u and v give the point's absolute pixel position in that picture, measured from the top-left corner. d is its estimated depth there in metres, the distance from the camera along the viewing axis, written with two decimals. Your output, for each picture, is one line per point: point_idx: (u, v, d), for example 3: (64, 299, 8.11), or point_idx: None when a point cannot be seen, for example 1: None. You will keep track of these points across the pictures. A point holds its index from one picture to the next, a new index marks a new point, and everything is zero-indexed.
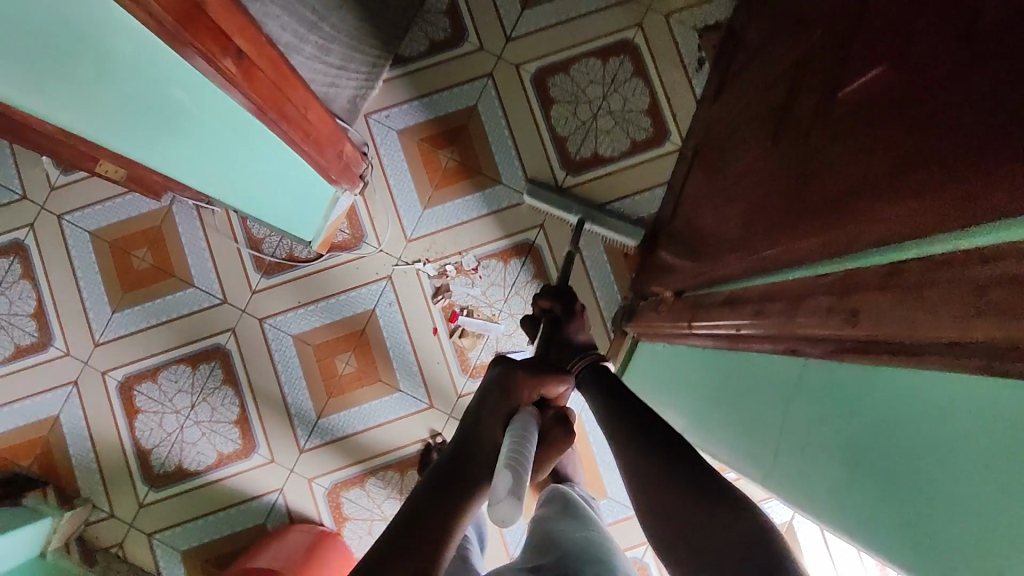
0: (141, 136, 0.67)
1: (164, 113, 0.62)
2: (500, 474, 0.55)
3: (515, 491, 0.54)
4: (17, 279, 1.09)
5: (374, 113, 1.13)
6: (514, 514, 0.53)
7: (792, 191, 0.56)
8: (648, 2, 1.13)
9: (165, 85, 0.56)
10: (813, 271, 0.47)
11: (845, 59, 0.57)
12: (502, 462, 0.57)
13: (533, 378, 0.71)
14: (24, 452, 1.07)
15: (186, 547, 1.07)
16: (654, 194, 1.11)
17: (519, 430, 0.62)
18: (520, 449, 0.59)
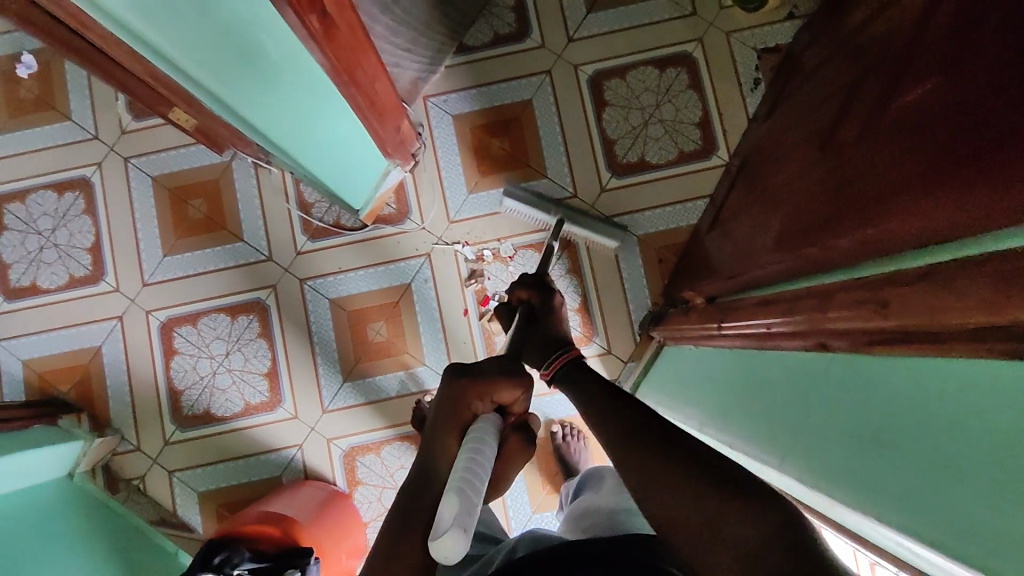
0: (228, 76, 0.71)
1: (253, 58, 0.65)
2: (448, 504, 0.50)
3: (461, 523, 0.48)
4: (79, 213, 1.15)
5: (432, 96, 1.16)
6: (459, 552, 0.47)
7: (832, 200, 0.58)
8: (711, 19, 1.16)
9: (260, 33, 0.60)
10: (858, 269, 0.49)
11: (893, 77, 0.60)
12: (451, 489, 0.51)
13: (474, 386, 0.63)
14: (65, 377, 1.12)
15: (204, 489, 1.11)
16: (696, 205, 1.14)
17: (476, 438, 0.58)
18: (473, 469, 0.53)
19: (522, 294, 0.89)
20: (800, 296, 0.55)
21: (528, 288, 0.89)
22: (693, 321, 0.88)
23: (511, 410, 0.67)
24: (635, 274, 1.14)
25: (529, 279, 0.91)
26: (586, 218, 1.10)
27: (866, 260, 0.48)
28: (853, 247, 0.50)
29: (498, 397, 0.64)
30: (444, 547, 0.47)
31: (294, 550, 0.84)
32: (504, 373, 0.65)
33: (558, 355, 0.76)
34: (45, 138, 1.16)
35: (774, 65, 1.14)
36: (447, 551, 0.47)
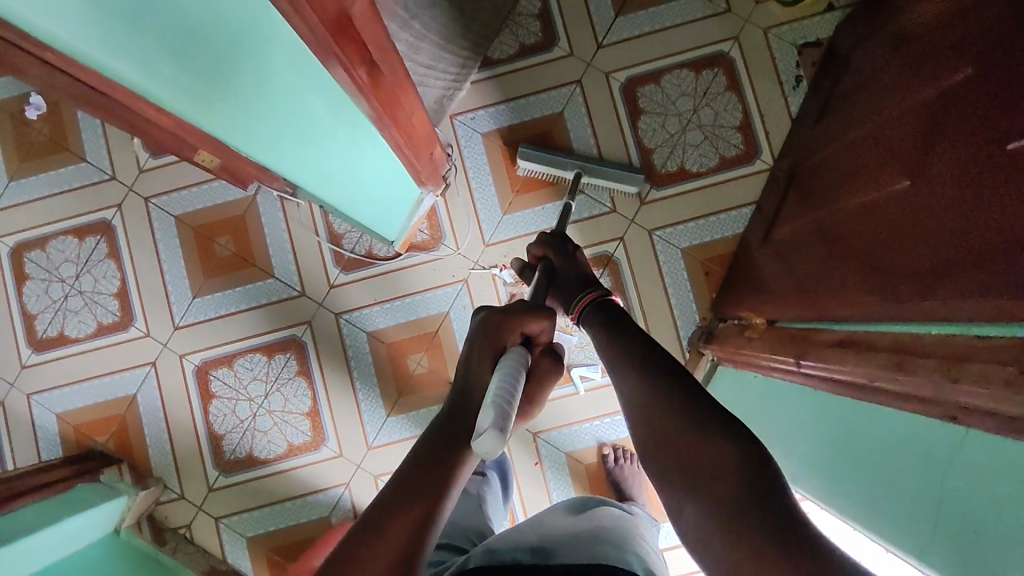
0: (265, 133, 0.67)
1: (294, 115, 0.61)
2: (486, 408, 0.49)
3: (501, 423, 0.47)
4: (102, 258, 1.11)
5: (459, 114, 1.11)
6: (499, 449, 0.47)
7: (939, 241, 0.54)
8: (747, 14, 1.10)
9: (307, 93, 0.56)
10: (997, 329, 0.46)
11: (984, 94, 0.55)
12: (488, 396, 0.50)
13: (515, 319, 0.61)
14: (101, 428, 1.09)
15: (253, 534, 1.09)
16: (742, 213, 1.09)
17: (510, 364, 0.55)
18: (509, 382, 0.52)
19: (536, 251, 0.87)
20: (915, 351, 0.52)
21: (541, 245, 0.87)
22: (756, 349, 0.83)
23: (538, 341, 0.64)
24: (681, 289, 1.09)
25: (545, 235, 0.88)
26: (606, 168, 1.05)
27: (1008, 322, 0.45)
28: (991, 306, 0.46)
29: (527, 327, 0.61)
30: (485, 443, 0.46)
31: None
32: (536, 306, 0.62)
33: (581, 296, 0.77)
34: (60, 182, 1.12)
35: (816, 60, 1.08)
36: (486, 448, 0.47)
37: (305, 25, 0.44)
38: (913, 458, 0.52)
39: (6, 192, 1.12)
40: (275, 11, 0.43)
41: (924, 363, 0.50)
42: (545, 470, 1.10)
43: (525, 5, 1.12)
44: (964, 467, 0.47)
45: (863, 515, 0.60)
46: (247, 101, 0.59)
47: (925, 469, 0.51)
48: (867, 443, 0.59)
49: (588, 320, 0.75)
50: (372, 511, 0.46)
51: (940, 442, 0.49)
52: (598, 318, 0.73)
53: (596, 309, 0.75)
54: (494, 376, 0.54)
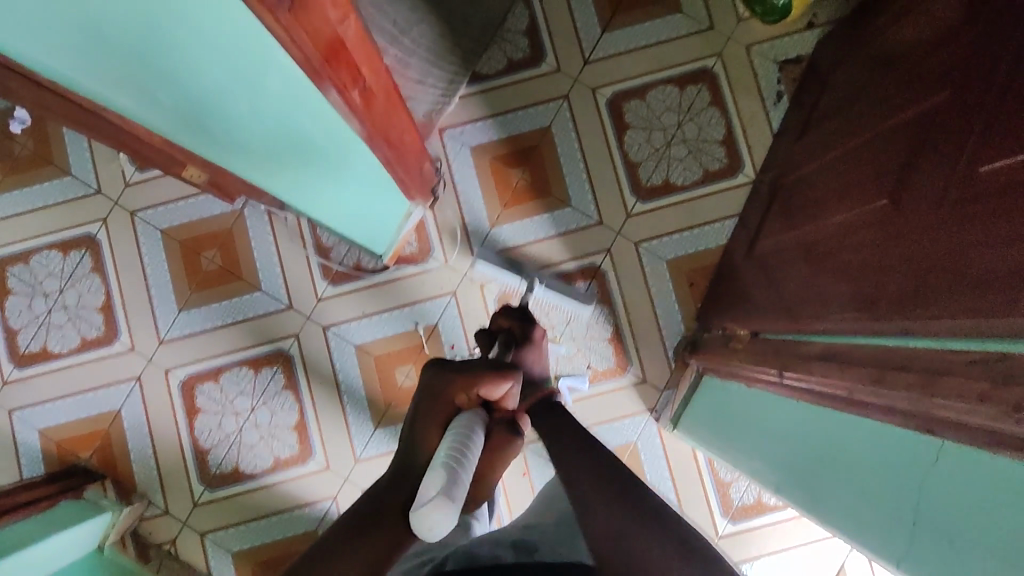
0: (254, 150, 0.67)
1: (282, 134, 0.62)
2: (433, 472, 0.49)
3: (448, 491, 0.47)
4: (86, 272, 1.11)
5: (448, 128, 1.12)
6: (448, 520, 0.46)
7: (918, 255, 0.55)
8: (730, 32, 1.12)
9: (296, 113, 0.57)
10: (965, 343, 0.47)
11: (964, 117, 0.57)
12: (438, 461, 0.50)
13: (466, 380, 0.61)
14: (85, 444, 1.08)
15: (238, 549, 1.08)
16: (725, 226, 1.11)
17: (462, 428, 0.55)
18: (459, 448, 0.52)
19: (503, 321, 0.88)
20: (893, 363, 0.53)
21: (509, 317, 0.89)
22: (740, 360, 0.84)
23: (498, 407, 0.66)
24: (667, 300, 1.11)
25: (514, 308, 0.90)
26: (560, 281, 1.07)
27: (980, 337, 0.45)
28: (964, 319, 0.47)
29: (482, 391, 0.62)
30: (428, 516, 0.45)
31: None
32: (498, 368, 0.63)
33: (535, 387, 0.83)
34: (45, 196, 1.11)
35: (796, 76, 1.11)
36: (430, 520, 0.45)
37: (298, 49, 0.45)
38: (892, 467, 0.53)
39: None
40: (269, 38, 0.44)
41: (902, 376, 0.51)
42: (533, 481, 1.10)
43: (513, 22, 1.13)
44: (939, 476, 0.48)
45: (845, 523, 0.61)
46: (235, 121, 0.59)
47: (905, 478, 0.52)
48: (849, 451, 0.60)
49: None
50: (329, 540, 0.48)
51: (920, 454, 0.50)
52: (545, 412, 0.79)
53: None
54: (446, 438, 0.54)
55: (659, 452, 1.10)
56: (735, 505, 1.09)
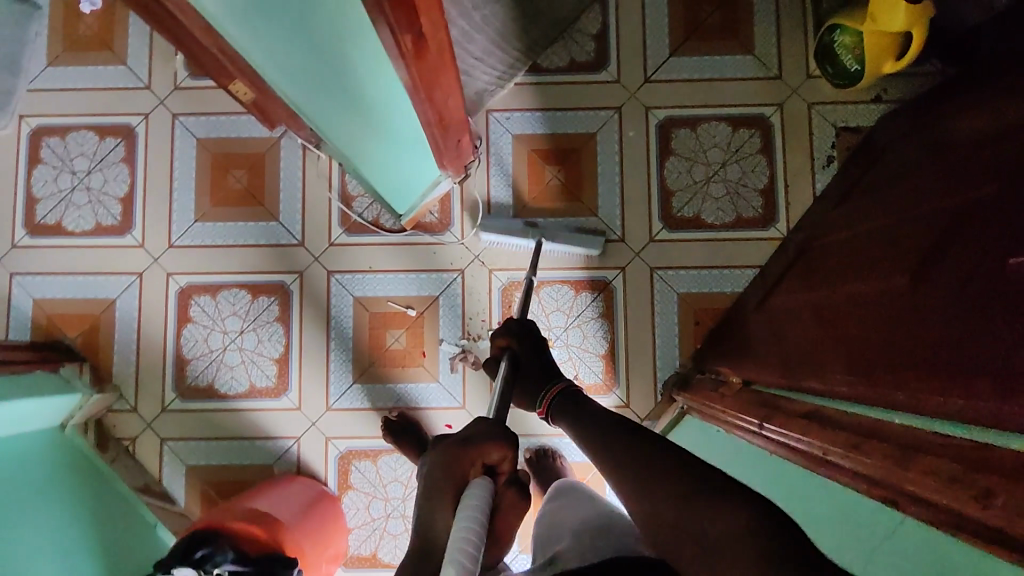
0: (304, 59, 0.68)
1: (335, 49, 0.63)
2: (446, 565, 0.45)
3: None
4: (117, 161, 1.13)
5: (496, 111, 1.12)
6: None
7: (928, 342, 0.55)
8: (796, 86, 1.12)
9: (349, 28, 0.58)
10: (955, 429, 0.48)
11: (1000, 215, 0.56)
12: (452, 549, 0.46)
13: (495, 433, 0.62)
14: (74, 324, 1.10)
15: (193, 463, 1.08)
16: (744, 273, 1.10)
17: (472, 508, 0.51)
18: (472, 533, 0.48)
19: (502, 341, 0.87)
20: (873, 435, 0.53)
21: (506, 334, 0.87)
22: (726, 405, 0.84)
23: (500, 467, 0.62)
24: (668, 333, 1.10)
25: (506, 326, 0.89)
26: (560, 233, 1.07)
27: (978, 425, 0.46)
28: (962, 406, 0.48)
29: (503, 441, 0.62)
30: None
31: (279, 557, 0.81)
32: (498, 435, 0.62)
33: (546, 393, 0.80)
34: (96, 79, 1.13)
35: (850, 145, 1.10)
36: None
37: None
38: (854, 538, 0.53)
39: (40, 75, 1.13)
40: None
41: (879, 447, 0.51)
42: None
43: (586, 23, 1.13)
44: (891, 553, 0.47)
45: None
46: (294, 20, 0.61)
47: (860, 547, 0.51)
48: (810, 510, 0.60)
49: (556, 412, 0.77)
50: None
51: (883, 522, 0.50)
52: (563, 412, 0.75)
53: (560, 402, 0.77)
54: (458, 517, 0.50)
55: None
56: None
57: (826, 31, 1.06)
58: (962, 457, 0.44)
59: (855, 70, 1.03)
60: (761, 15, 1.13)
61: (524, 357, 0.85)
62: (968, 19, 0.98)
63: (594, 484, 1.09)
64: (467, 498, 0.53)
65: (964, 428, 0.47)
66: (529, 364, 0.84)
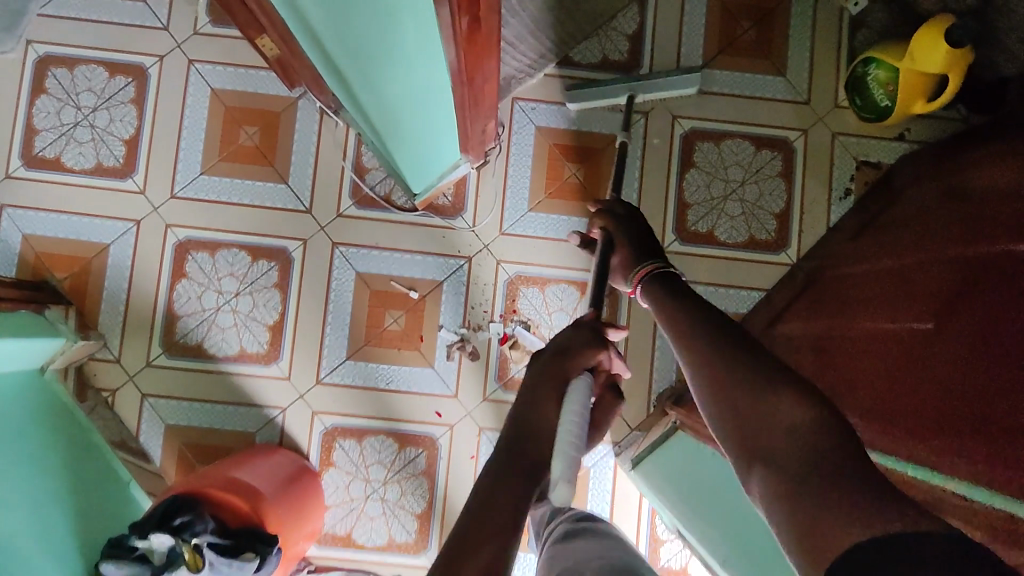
0: (345, 31, 0.66)
1: (381, 27, 0.61)
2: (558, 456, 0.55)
3: (573, 473, 0.55)
4: (125, 101, 1.08)
5: (522, 100, 1.10)
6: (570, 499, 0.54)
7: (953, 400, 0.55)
8: (823, 114, 1.12)
9: (401, 6, 0.56)
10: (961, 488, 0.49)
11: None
12: (562, 439, 0.56)
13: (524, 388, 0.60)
14: (63, 264, 1.06)
15: (173, 422, 1.06)
16: (750, 295, 1.10)
17: (574, 409, 0.59)
18: (576, 429, 0.57)
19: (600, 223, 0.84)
20: None
21: (608, 218, 0.83)
22: None
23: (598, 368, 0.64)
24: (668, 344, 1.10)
25: (607, 207, 0.85)
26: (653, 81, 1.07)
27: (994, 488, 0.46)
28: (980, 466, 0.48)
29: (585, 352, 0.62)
30: (560, 494, 0.53)
31: (260, 532, 0.79)
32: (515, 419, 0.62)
33: (640, 266, 0.76)
34: (111, 14, 1.08)
35: (869, 180, 1.10)
36: (561, 497, 0.53)
37: None
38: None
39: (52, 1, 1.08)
40: None
41: None
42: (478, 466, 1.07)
43: (623, 22, 1.11)
44: None
45: None
46: None
47: None
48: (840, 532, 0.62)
49: (649, 284, 0.73)
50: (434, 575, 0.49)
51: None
52: (656, 285, 0.71)
53: (655, 277, 0.73)
54: (563, 412, 0.59)
55: (606, 484, 1.09)
56: (660, 563, 1.10)
57: (860, 63, 1.06)
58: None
59: (886, 106, 1.03)
60: (796, 37, 1.12)
61: (619, 236, 0.81)
62: (1002, 70, 0.98)
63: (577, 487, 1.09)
64: (569, 393, 0.60)
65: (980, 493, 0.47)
66: (626, 238, 0.80)
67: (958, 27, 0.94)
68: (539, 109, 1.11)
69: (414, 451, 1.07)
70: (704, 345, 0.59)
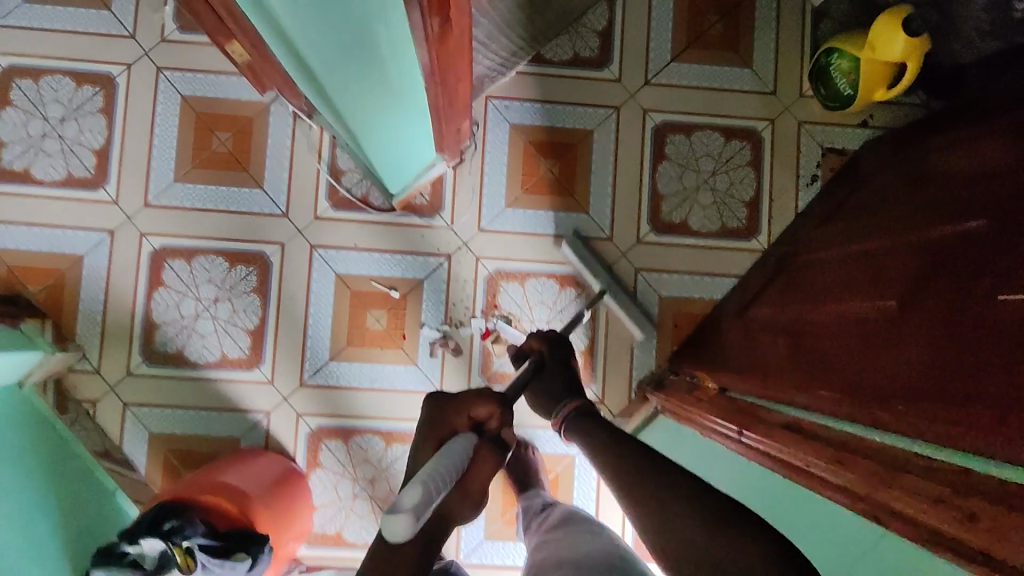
0: (319, 34, 0.66)
1: (355, 31, 0.61)
2: (411, 485, 0.49)
3: (420, 509, 0.47)
4: (94, 110, 1.07)
5: (495, 98, 1.11)
6: (406, 531, 0.46)
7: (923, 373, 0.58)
8: (789, 103, 1.15)
9: (374, 10, 0.57)
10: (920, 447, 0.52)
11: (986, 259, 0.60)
12: (418, 476, 0.50)
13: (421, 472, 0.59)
14: (37, 277, 1.05)
15: (156, 430, 1.05)
16: (724, 281, 1.13)
17: (449, 454, 0.54)
18: (439, 472, 0.51)
19: (535, 342, 0.87)
20: (857, 452, 0.56)
21: (542, 339, 0.86)
22: (702, 409, 0.85)
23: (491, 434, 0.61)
24: (647, 333, 1.12)
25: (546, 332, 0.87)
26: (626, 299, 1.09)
27: (960, 450, 0.49)
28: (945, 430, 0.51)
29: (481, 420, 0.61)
30: (395, 525, 0.45)
31: (250, 533, 0.80)
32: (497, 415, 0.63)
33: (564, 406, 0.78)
34: (76, 22, 1.07)
35: (835, 166, 1.14)
36: (394, 529, 0.45)
37: None
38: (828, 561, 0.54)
39: (14, 12, 1.06)
40: None
41: (867, 466, 0.54)
42: None
43: (591, 19, 1.13)
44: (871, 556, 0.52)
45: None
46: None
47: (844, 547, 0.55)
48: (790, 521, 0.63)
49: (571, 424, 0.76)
50: None
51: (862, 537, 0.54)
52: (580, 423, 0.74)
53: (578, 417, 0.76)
54: (435, 456, 0.53)
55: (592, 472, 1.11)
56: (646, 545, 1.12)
57: (822, 53, 1.09)
58: (945, 481, 0.48)
59: (847, 94, 1.07)
60: (761, 29, 1.15)
61: (549, 364, 0.83)
62: (958, 57, 1.02)
63: (563, 476, 1.11)
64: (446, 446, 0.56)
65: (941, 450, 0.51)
66: (553, 365, 0.83)
67: (915, 17, 0.98)
68: (514, 107, 1.12)
69: (400, 448, 1.08)
70: (631, 463, 0.61)
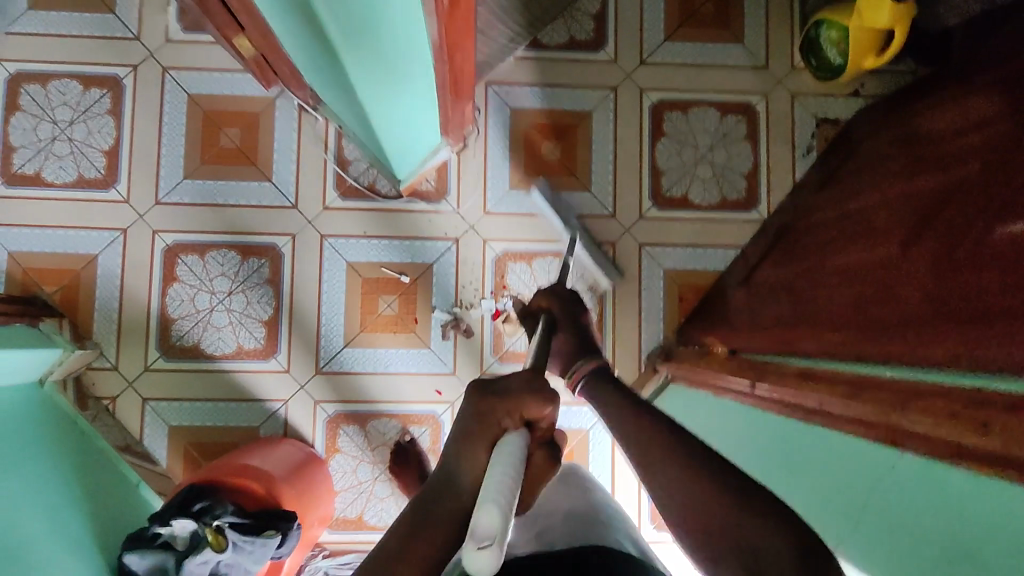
0: (332, 14, 0.68)
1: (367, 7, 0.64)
2: (482, 506, 0.38)
3: (503, 531, 0.37)
4: (103, 112, 1.09)
5: (495, 84, 1.14)
6: (494, 563, 0.36)
7: (930, 308, 0.60)
8: (782, 77, 1.17)
9: None
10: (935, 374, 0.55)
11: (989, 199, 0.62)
12: (485, 493, 0.39)
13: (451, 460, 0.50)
14: (52, 278, 1.06)
15: (176, 424, 1.07)
16: (728, 253, 1.15)
17: (509, 456, 0.44)
18: (506, 477, 0.41)
19: (544, 302, 0.86)
20: (870, 385, 0.59)
21: (551, 298, 0.86)
22: (713, 370, 0.87)
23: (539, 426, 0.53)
24: (654, 306, 1.14)
25: (554, 288, 0.88)
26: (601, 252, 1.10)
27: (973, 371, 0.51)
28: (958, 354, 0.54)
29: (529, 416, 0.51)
30: (479, 559, 0.35)
31: (278, 511, 0.81)
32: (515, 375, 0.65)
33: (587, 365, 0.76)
34: (82, 27, 1.09)
35: (830, 136, 1.16)
36: (479, 564, 0.35)
37: None
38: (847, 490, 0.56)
39: (20, 19, 1.08)
40: None
41: (881, 394, 0.56)
42: None
43: (586, 3, 1.16)
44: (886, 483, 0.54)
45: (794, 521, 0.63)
46: None
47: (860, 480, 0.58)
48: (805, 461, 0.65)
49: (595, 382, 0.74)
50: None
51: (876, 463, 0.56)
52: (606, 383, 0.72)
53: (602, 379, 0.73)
54: (496, 463, 0.43)
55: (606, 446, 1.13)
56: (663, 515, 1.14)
57: (812, 26, 1.11)
58: (958, 399, 0.50)
59: (838, 63, 1.09)
60: (751, 6, 1.17)
61: (562, 321, 0.83)
62: (945, 22, 1.05)
63: (578, 451, 1.13)
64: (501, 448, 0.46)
65: (954, 373, 0.53)
66: (569, 321, 0.83)
67: None
68: (514, 91, 1.14)
69: (418, 430, 1.09)
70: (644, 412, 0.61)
